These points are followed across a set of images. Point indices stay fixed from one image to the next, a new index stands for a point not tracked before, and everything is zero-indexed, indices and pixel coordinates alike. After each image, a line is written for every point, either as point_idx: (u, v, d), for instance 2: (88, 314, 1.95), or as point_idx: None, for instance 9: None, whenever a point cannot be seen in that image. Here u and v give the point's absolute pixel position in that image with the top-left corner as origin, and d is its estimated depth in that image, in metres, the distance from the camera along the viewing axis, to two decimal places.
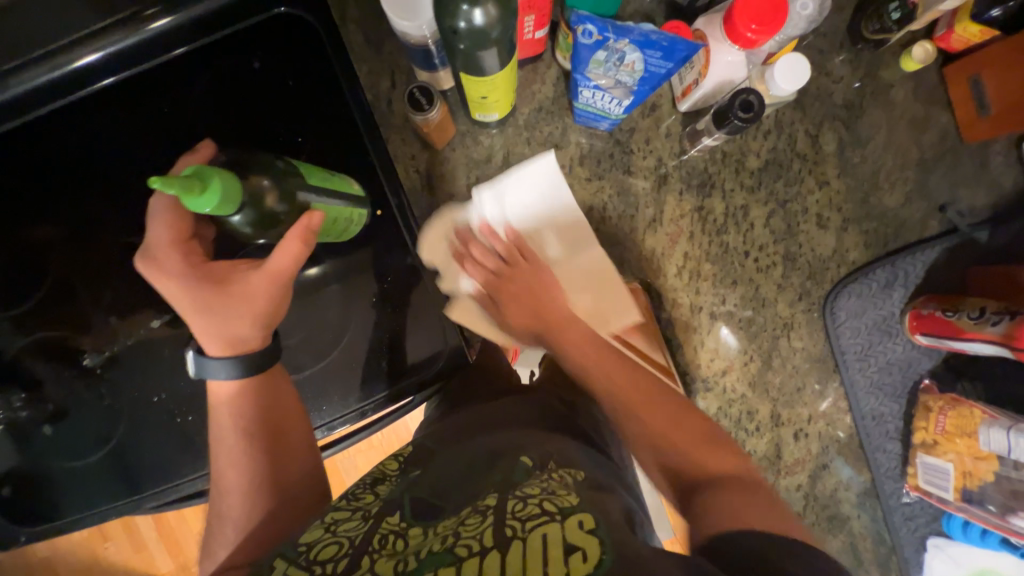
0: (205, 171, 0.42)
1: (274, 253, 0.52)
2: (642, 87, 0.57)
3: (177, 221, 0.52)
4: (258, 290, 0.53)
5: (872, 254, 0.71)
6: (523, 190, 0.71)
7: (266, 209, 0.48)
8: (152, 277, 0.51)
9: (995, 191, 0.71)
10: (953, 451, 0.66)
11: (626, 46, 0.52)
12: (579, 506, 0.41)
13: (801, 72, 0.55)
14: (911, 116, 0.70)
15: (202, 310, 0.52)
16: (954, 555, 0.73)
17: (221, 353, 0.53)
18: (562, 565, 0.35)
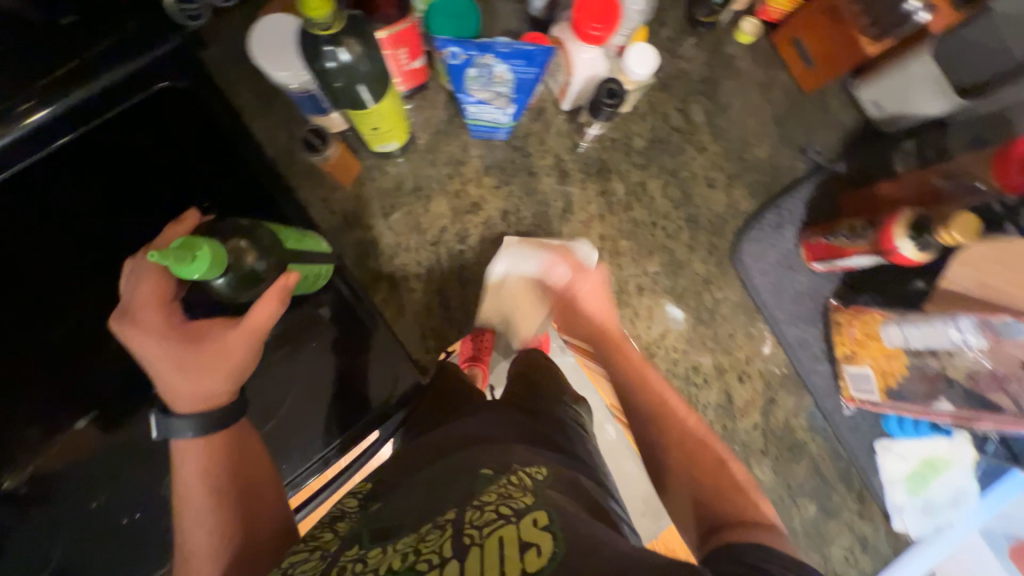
0: (196, 241, 0.45)
1: (250, 312, 0.52)
2: (518, 95, 0.63)
3: (160, 278, 0.53)
4: (232, 346, 0.53)
5: (760, 202, 0.80)
6: (438, 208, 0.74)
7: (247, 267, 0.51)
8: (128, 335, 0.51)
9: (842, 128, 0.82)
10: (870, 359, 0.72)
11: (491, 60, 0.57)
12: (535, 504, 0.41)
13: (648, 58, 0.63)
14: (757, 80, 0.81)
15: (177, 367, 0.51)
16: (900, 451, 0.80)
17: (194, 409, 0.53)
18: (517, 563, 0.36)
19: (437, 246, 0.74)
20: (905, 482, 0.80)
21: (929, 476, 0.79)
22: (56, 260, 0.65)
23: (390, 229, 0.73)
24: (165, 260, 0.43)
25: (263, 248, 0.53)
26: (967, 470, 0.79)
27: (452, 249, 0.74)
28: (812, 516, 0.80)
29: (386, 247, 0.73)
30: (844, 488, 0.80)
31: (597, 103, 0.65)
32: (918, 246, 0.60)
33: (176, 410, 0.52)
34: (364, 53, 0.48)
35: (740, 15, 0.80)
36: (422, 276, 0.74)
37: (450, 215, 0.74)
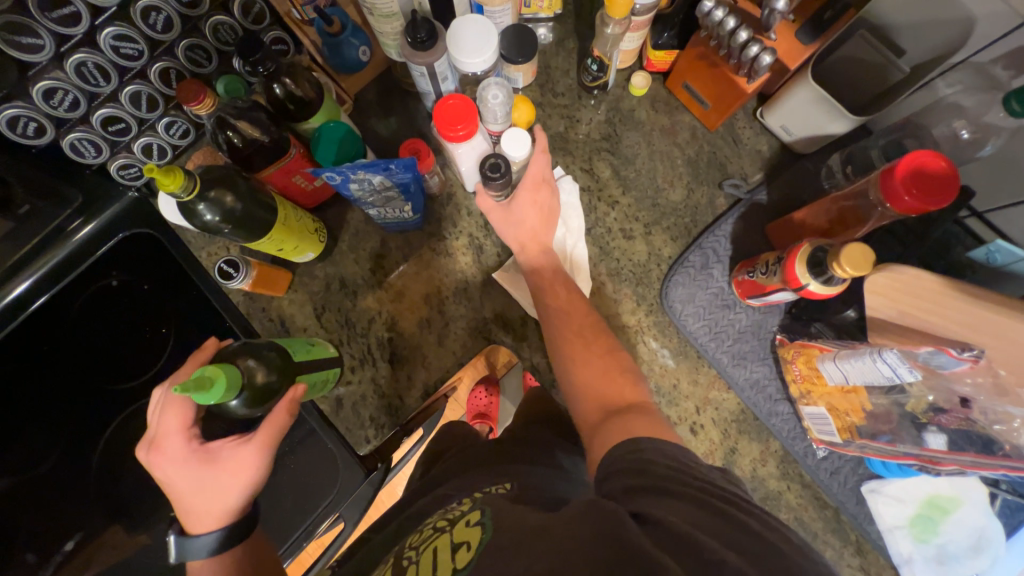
0: (210, 369, 0.45)
1: (262, 425, 0.52)
2: (406, 191, 0.67)
3: (180, 406, 0.51)
4: (245, 462, 0.51)
5: (682, 245, 0.79)
6: (365, 302, 0.79)
7: (259, 383, 0.51)
8: (155, 463, 0.51)
9: (759, 157, 0.80)
10: (824, 398, 0.66)
11: (364, 175, 0.62)
12: (471, 509, 0.47)
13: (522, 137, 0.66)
14: (661, 126, 0.82)
15: (194, 491, 0.50)
16: (893, 493, 0.70)
17: (211, 528, 0.50)
18: (450, 561, 0.41)
19: (367, 337, 0.78)
20: (909, 530, 0.69)
21: (936, 519, 0.69)
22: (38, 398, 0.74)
23: (322, 328, 0.78)
24: (185, 391, 0.43)
25: (273, 365, 0.53)
26: (982, 508, 0.68)
27: (381, 338, 0.78)
28: None
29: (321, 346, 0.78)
30: (837, 540, 0.72)
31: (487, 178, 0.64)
32: (825, 282, 0.56)
33: (194, 531, 0.51)
34: (234, 200, 0.55)
35: (631, 70, 0.82)
36: (355, 367, 0.78)
37: (376, 307, 0.79)
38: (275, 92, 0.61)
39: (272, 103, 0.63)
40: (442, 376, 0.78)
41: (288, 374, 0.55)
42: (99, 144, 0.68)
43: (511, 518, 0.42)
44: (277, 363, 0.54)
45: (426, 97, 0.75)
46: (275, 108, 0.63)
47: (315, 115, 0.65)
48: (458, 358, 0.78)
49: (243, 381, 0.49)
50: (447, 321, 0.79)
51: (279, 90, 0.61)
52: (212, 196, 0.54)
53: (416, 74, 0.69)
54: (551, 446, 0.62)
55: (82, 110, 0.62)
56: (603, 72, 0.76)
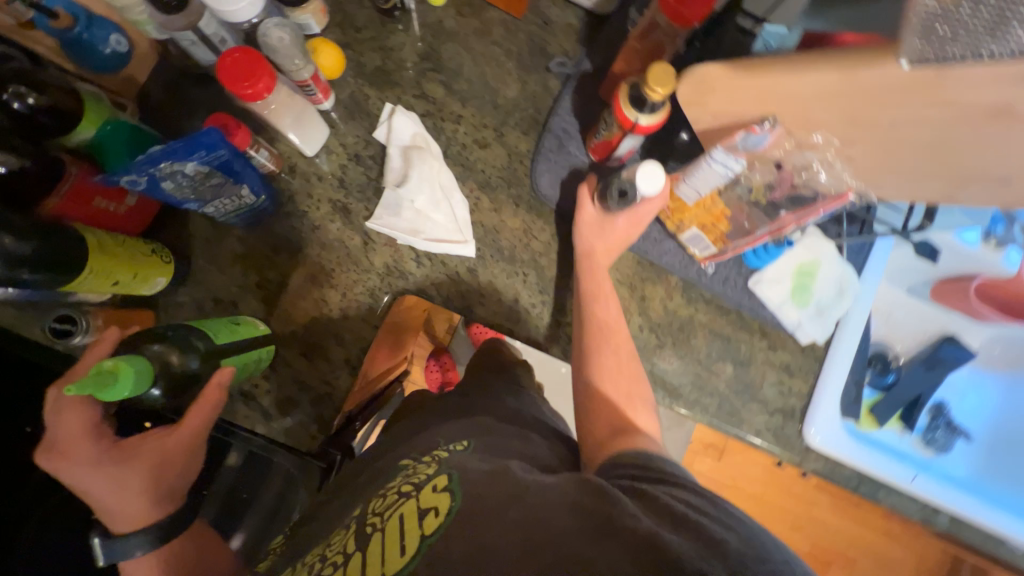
0: (109, 363, 0.45)
1: (185, 418, 0.50)
2: (230, 172, 0.63)
3: (82, 408, 0.48)
4: (174, 447, 0.49)
5: (535, 135, 0.81)
6: (250, 308, 0.74)
7: (175, 370, 0.51)
8: (61, 473, 0.46)
9: (572, 30, 0.82)
10: (693, 220, 0.74)
11: (173, 166, 0.56)
12: (436, 472, 0.46)
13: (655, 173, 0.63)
14: (473, 29, 0.81)
15: (115, 490, 0.47)
16: (771, 276, 0.81)
17: (138, 526, 0.48)
18: (417, 529, 0.41)
19: None
20: (792, 301, 0.81)
21: (808, 283, 0.81)
22: None
23: None
24: (78, 387, 0.43)
25: (186, 345, 0.53)
26: (834, 259, 0.81)
27: (282, 336, 0.74)
28: (732, 374, 0.83)
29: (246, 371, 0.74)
30: (746, 334, 0.83)
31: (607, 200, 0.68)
32: (649, 112, 0.62)
33: (118, 532, 0.47)
34: (16, 240, 0.47)
35: None
36: (269, 374, 0.73)
37: (263, 306, 0.74)
38: (15, 107, 0.52)
39: (20, 124, 0.53)
40: (362, 346, 0.76)
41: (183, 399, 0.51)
42: None
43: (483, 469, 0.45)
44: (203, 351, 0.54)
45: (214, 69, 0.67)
46: (27, 128, 0.53)
47: (86, 123, 0.56)
48: (370, 323, 0.76)
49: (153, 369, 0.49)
50: (343, 293, 0.76)
51: (17, 105, 0.52)
52: None
53: (188, 45, 0.63)
54: (492, 389, 0.63)
55: None
56: None
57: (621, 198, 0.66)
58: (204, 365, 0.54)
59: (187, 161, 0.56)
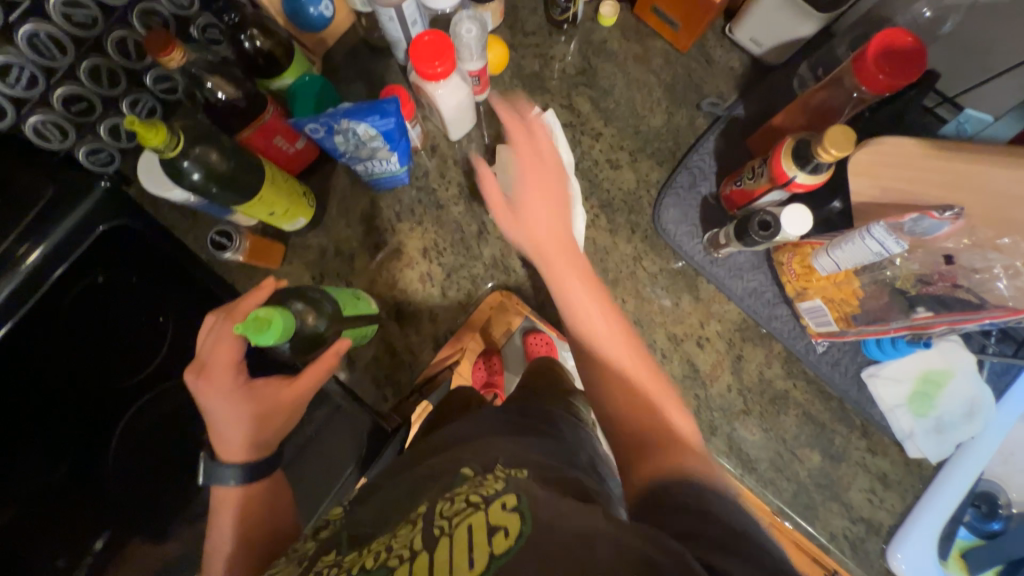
0: (264, 312, 0.47)
1: (305, 372, 0.54)
2: (392, 143, 0.66)
3: (231, 341, 0.52)
4: (288, 399, 0.54)
5: (668, 168, 0.80)
6: (364, 265, 0.79)
7: (309, 326, 0.54)
8: (201, 392, 0.51)
9: (732, 73, 0.81)
10: (819, 292, 0.69)
11: (348, 124, 0.61)
12: (506, 488, 0.40)
13: (803, 221, 0.62)
14: (634, 54, 0.82)
15: (235, 422, 0.51)
16: (891, 374, 0.74)
17: (239, 460, 0.52)
18: (487, 545, 0.36)
19: (371, 299, 0.78)
20: (909, 407, 0.74)
21: (932, 393, 0.73)
22: None
23: None
24: (245, 331, 0.46)
25: (323, 311, 0.57)
26: (971, 376, 0.73)
27: (384, 298, 0.78)
28: (819, 466, 0.76)
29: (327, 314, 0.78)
30: (844, 427, 0.76)
31: (745, 233, 0.66)
32: (810, 171, 0.59)
33: (223, 459, 0.52)
34: (220, 158, 0.54)
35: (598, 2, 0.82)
36: None
37: (376, 267, 0.79)
38: (246, 46, 0.60)
39: (245, 61, 0.62)
40: (451, 327, 0.78)
41: (305, 339, 0.54)
42: (65, 128, 0.65)
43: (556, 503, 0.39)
44: (332, 314, 0.58)
45: (397, 45, 0.74)
46: (248, 65, 0.62)
47: (291, 70, 0.63)
48: (465, 308, 0.79)
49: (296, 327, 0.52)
50: (448, 273, 0.79)
51: (248, 45, 0.60)
52: (197, 151, 0.53)
53: (385, 20, 0.68)
54: (551, 417, 0.60)
55: (41, 89, 0.60)
56: (571, 2, 0.76)
57: (763, 231, 0.64)
58: (330, 332, 0.57)
59: (363, 122, 0.61)
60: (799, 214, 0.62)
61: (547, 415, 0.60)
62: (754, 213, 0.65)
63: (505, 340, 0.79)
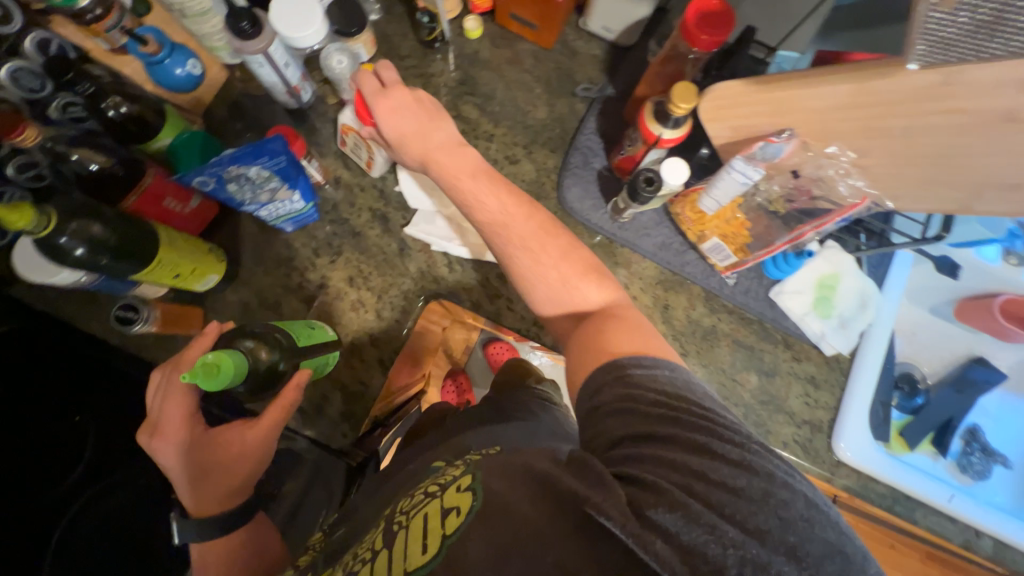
0: (215, 355, 0.45)
1: (267, 411, 0.51)
2: (289, 178, 0.67)
3: (179, 395, 0.51)
4: (251, 443, 0.50)
5: (562, 153, 0.86)
6: (292, 308, 0.77)
7: (263, 363, 0.51)
8: (157, 450, 0.50)
9: (596, 59, 0.90)
10: (714, 230, 0.77)
11: (240, 170, 0.62)
12: (462, 473, 0.45)
13: (681, 169, 0.69)
14: (506, 58, 0.89)
15: (198, 474, 0.49)
16: (794, 288, 0.83)
17: (212, 512, 0.50)
18: (439, 528, 0.40)
19: None
20: (815, 312, 0.83)
21: (830, 295, 0.83)
22: None
23: None
24: (193, 377, 0.43)
25: (275, 344, 0.54)
26: (854, 272, 0.83)
27: None
28: (757, 384, 0.83)
29: None
30: (770, 345, 0.85)
31: (636, 192, 0.72)
32: (672, 126, 0.66)
33: (197, 513, 0.49)
34: (104, 229, 0.52)
35: (462, 18, 0.88)
36: None
37: (305, 307, 0.78)
38: (109, 113, 0.59)
39: (112, 128, 0.60)
40: (394, 346, 0.79)
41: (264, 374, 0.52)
42: None
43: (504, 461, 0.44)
44: (284, 347, 0.55)
45: (276, 89, 0.75)
46: (116, 132, 0.61)
47: (165, 129, 0.63)
48: (404, 325, 0.79)
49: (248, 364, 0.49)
50: (379, 295, 0.80)
51: (112, 113, 0.59)
52: (74, 226, 0.51)
53: (256, 67, 0.69)
54: (517, 399, 0.64)
55: None
56: (435, 21, 0.81)
57: (649, 186, 0.71)
58: (288, 367, 0.55)
59: (252, 165, 0.61)
60: (675, 166, 0.69)
61: (505, 403, 0.64)
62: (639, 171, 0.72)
63: (467, 357, 0.81)
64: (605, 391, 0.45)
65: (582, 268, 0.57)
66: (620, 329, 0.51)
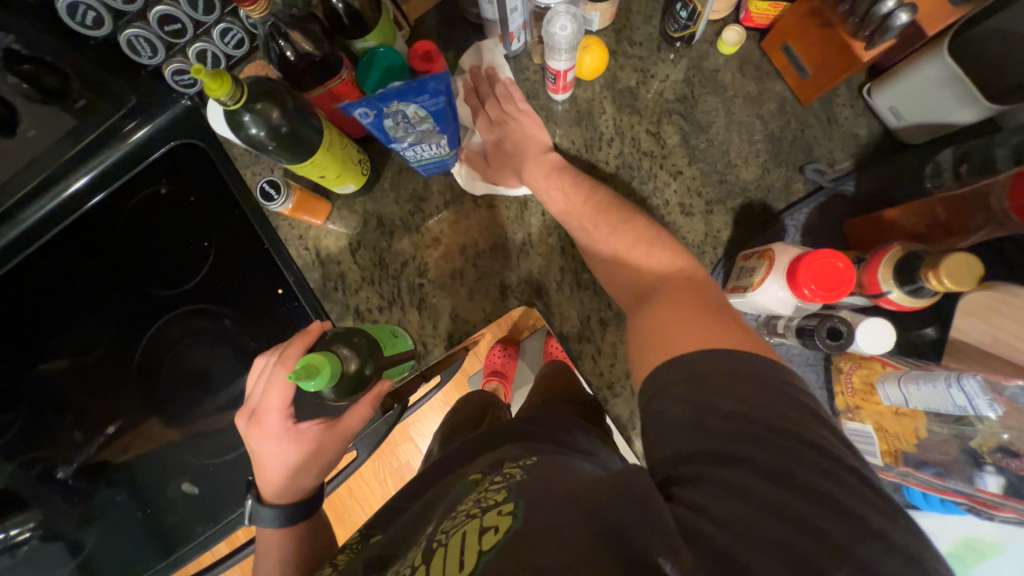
0: (315, 358, 0.50)
1: (346, 417, 0.61)
2: (439, 120, 0.63)
3: (280, 391, 0.59)
4: (327, 447, 0.61)
5: (745, 230, 0.71)
6: (400, 245, 0.77)
7: (353, 374, 0.55)
8: (252, 435, 0.61)
9: (853, 141, 0.70)
10: (873, 417, 0.61)
11: (399, 106, 0.57)
12: (505, 498, 0.42)
13: (885, 336, 0.55)
14: (746, 93, 0.73)
15: (280, 464, 0.60)
16: (927, 527, 0.65)
17: (286, 496, 0.62)
18: (476, 544, 0.39)
19: (398, 279, 0.76)
20: None
21: (969, 561, 0.64)
22: (101, 293, 0.82)
23: (355, 265, 0.76)
24: (297, 379, 0.49)
25: (365, 353, 0.57)
26: None
27: (411, 283, 0.76)
28: None
29: (346, 279, 0.76)
30: None
31: (810, 337, 0.57)
32: (909, 293, 0.50)
33: (273, 497, 0.61)
34: (281, 116, 0.53)
35: (723, 23, 0.73)
36: (383, 309, 0.75)
37: (411, 251, 0.77)
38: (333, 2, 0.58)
39: (330, 18, 0.59)
40: (466, 331, 0.74)
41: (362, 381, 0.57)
42: (156, 45, 0.67)
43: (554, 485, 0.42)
44: (369, 351, 0.58)
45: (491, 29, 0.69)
46: (332, 22, 0.60)
47: (372, 33, 0.61)
48: (488, 317, 0.75)
49: (340, 375, 0.54)
50: (479, 276, 0.75)
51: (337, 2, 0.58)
52: (258, 108, 0.52)
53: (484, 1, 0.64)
54: (555, 433, 0.58)
55: (138, 3, 0.62)
56: (692, 21, 0.67)
57: (833, 339, 0.55)
58: (375, 372, 0.58)
59: (412, 103, 0.57)
60: (871, 326, 0.55)
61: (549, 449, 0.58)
62: (827, 314, 0.56)
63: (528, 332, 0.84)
64: (676, 381, 0.42)
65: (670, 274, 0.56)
66: (686, 324, 0.47)
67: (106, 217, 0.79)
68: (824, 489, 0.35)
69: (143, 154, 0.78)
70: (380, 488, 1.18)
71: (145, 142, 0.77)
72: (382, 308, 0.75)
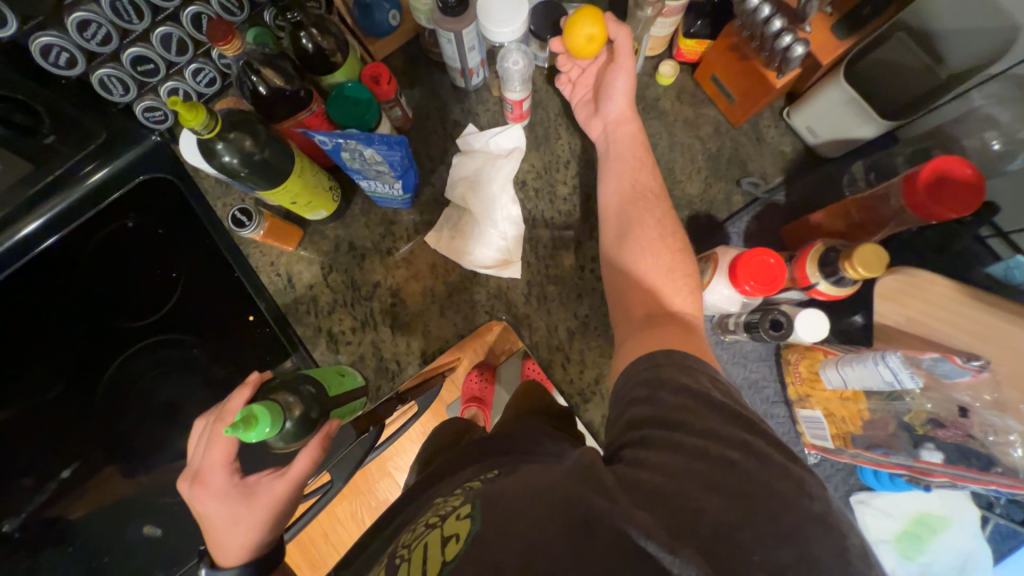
0: (253, 408, 0.50)
1: (298, 461, 0.59)
2: (397, 169, 0.67)
3: (223, 443, 0.59)
4: (281, 498, 0.59)
5: (694, 238, 0.77)
6: (373, 267, 0.79)
7: (299, 418, 0.55)
8: (195, 497, 0.58)
9: (781, 157, 0.79)
10: (820, 403, 0.66)
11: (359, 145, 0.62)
12: (463, 501, 0.45)
13: (819, 325, 0.61)
14: (684, 117, 0.81)
15: (228, 525, 0.57)
16: (882, 506, 0.69)
17: (238, 563, 0.57)
18: (439, 556, 0.41)
19: (371, 299, 0.78)
20: (895, 547, 0.68)
21: (925, 538, 0.68)
22: (56, 331, 0.79)
23: (328, 288, 0.78)
24: (234, 432, 0.48)
25: (309, 399, 0.57)
26: (970, 530, 0.68)
27: (384, 303, 0.78)
28: None
29: (318, 301, 0.77)
30: None
31: (755, 331, 0.62)
32: (834, 283, 0.56)
33: (223, 566, 0.57)
34: (254, 145, 0.56)
35: (659, 58, 0.82)
36: (356, 330, 0.76)
37: (383, 273, 0.79)
38: (303, 42, 0.63)
39: (301, 56, 0.64)
40: (440, 347, 0.76)
41: (321, 410, 0.58)
42: (128, 84, 0.69)
43: (518, 496, 0.42)
44: (316, 397, 0.58)
45: (452, 66, 0.75)
46: (303, 60, 0.65)
47: (341, 70, 0.66)
48: (460, 332, 0.77)
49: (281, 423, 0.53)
50: (451, 294, 0.78)
51: (306, 43, 0.63)
52: (231, 137, 0.55)
53: (444, 41, 0.70)
54: (533, 436, 0.59)
55: (113, 46, 0.64)
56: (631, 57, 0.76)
57: (775, 330, 0.60)
58: (322, 416, 0.58)
59: (369, 148, 0.62)
60: (806, 315, 0.61)
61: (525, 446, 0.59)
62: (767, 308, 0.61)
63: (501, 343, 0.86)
64: None
65: (636, 291, 0.62)
66: None
67: (65, 250, 0.77)
68: (753, 472, 0.40)
69: (111, 184, 0.77)
70: (356, 528, 1.14)
71: (113, 174, 0.77)
72: (356, 328, 0.76)
